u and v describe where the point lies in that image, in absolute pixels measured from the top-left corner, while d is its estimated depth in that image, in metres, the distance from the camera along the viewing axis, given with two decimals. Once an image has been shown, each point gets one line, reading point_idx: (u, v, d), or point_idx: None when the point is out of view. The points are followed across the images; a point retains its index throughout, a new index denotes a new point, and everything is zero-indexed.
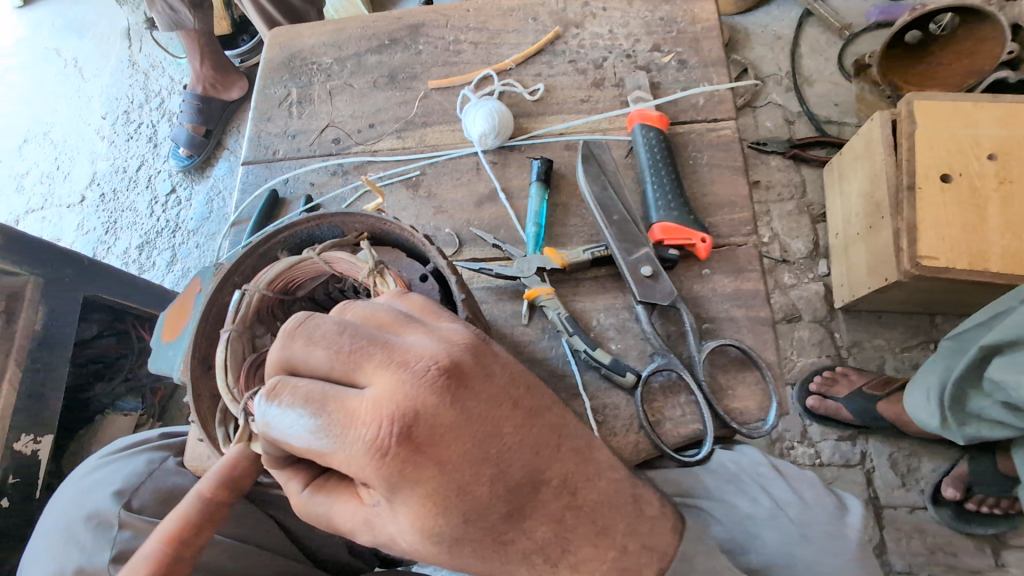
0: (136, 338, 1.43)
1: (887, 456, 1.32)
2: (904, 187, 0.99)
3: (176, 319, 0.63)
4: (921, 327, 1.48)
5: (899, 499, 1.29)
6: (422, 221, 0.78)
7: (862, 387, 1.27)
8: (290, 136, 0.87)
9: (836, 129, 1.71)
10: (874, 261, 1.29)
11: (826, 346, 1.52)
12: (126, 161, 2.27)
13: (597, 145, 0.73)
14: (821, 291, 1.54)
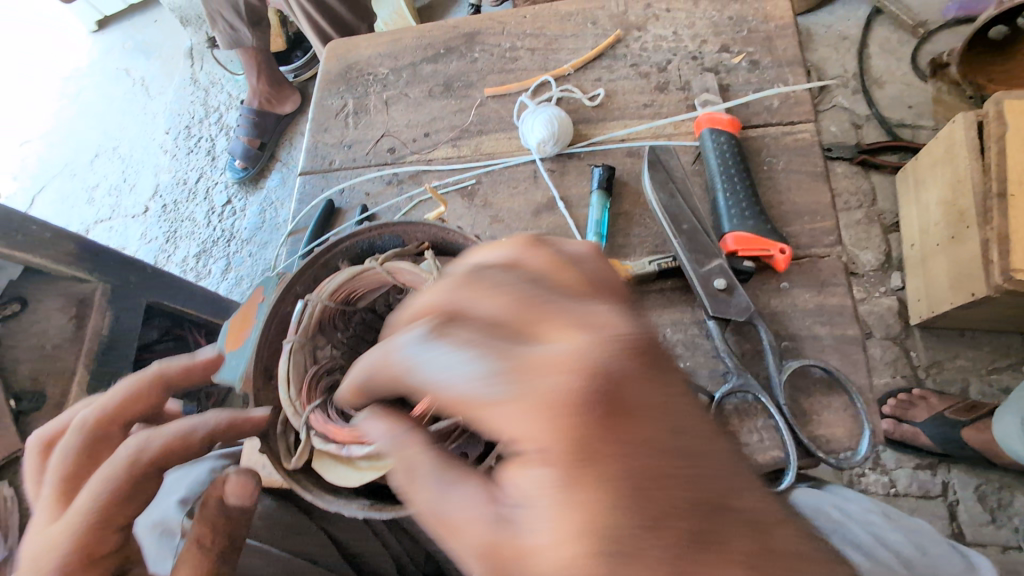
0: (194, 343, 1.48)
1: (973, 488, 1.20)
2: (995, 194, 1.04)
3: (235, 328, 0.59)
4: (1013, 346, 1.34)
5: (988, 536, 1.16)
6: (478, 231, 0.76)
7: (943, 411, 1.18)
8: (346, 146, 0.87)
9: (910, 132, 1.58)
10: (957, 275, 1.20)
11: (900, 366, 1.39)
12: (187, 174, 2.38)
13: (664, 150, 0.69)
14: (895, 306, 1.42)
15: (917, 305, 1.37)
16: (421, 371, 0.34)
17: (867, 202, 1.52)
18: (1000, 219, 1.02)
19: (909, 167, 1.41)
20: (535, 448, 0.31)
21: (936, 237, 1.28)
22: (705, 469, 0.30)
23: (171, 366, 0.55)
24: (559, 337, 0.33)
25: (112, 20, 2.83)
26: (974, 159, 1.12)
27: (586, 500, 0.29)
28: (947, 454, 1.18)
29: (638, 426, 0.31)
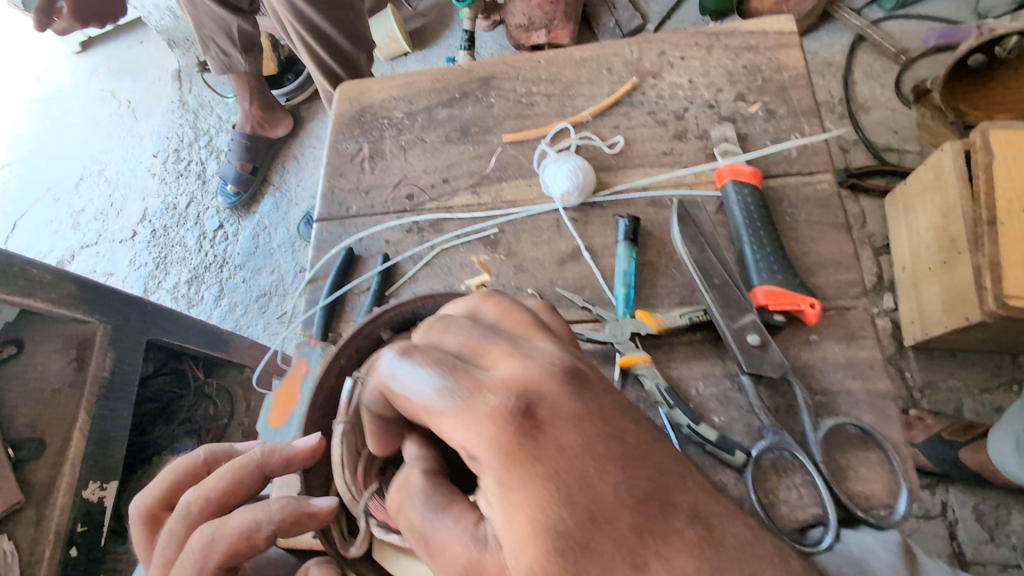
0: (192, 377, 1.44)
1: (971, 506, 1.21)
2: (985, 222, 1.07)
3: (282, 404, 0.68)
4: (1003, 366, 1.37)
5: (987, 555, 1.18)
6: (503, 280, 0.76)
7: (941, 432, 1.21)
8: (364, 192, 0.87)
9: (896, 156, 1.63)
10: (950, 298, 1.22)
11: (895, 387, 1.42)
12: (176, 198, 2.33)
13: (691, 204, 0.71)
14: (889, 327, 1.46)
15: (910, 325, 1.40)
16: (395, 388, 0.37)
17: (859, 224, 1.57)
18: (992, 245, 1.05)
19: (897, 192, 1.46)
20: (476, 457, 0.34)
21: (927, 261, 1.32)
22: (624, 491, 0.32)
23: (271, 456, 0.47)
24: (503, 366, 0.36)
25: (96, 41, 2.78)
26: (965, 186, 1.16)
27: (525, 504, 0.32)
28: (945, 473, 1.20)
29: (550, 441, 0.33)
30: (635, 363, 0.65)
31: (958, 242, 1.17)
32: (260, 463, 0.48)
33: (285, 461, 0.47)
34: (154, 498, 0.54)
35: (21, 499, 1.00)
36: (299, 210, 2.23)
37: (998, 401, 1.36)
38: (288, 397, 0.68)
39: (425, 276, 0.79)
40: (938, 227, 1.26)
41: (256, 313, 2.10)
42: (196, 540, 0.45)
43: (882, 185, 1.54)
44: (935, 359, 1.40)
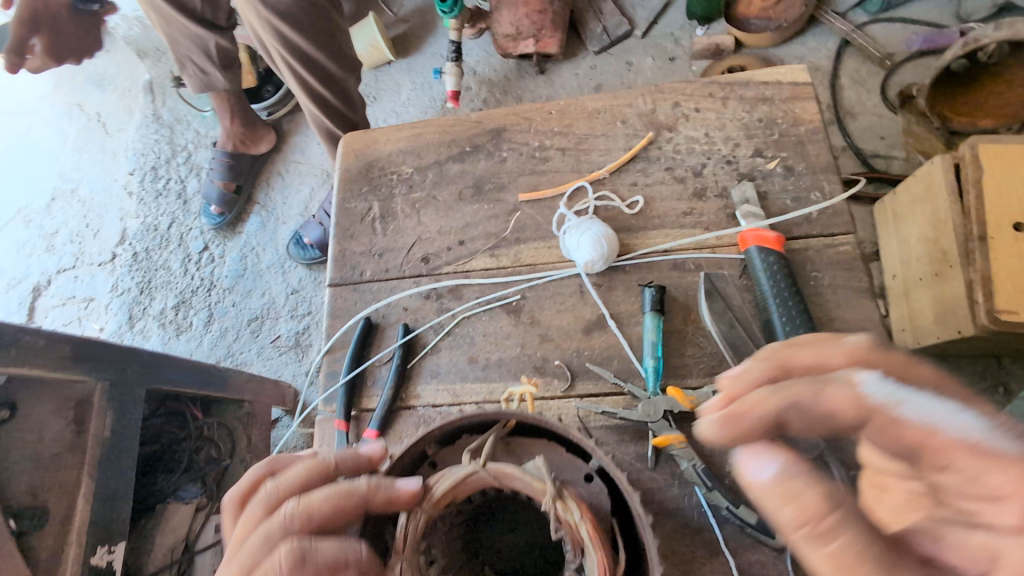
0: (191, 418, 1.38)
1: None
2: (976, 238, 1.09)
3: None
4: (988, 370, 1.40)
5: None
6: (528, 351, 0.75)
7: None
8: (377, 255, 0.85)
9: (883, 163, 1.58)
10: (941, 309, 1.22)
11: None
12: (156, 220, 2.15)
13: (718, 277, 0.73)
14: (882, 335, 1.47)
15: (902, 332, 1.40)
16: (909, 406, 0.38)
17: None
18: (983, 260, 1.08)
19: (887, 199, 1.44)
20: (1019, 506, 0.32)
21: (917, 272, 1.32)
22: None
23: (378, 492, 0.46)
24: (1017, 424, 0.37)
25: None
26: (954, 202, 1.14)
27: None
28: None
29: None
30: (670, 444, 0.65)
31: (950, 256, 1.16)
32: (367, 500, 0.46)
33: (388, 500, 0.46)
34: (245, 484, 0.52)
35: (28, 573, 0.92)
36: (287, 228, 2.07)
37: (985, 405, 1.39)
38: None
39: (447, 347, 0.77)
40: (929, 239, 1.25)
41: (248, 338, 1.95)
42: (277, 559, 0.42)
43: (870, 194, 1.53)
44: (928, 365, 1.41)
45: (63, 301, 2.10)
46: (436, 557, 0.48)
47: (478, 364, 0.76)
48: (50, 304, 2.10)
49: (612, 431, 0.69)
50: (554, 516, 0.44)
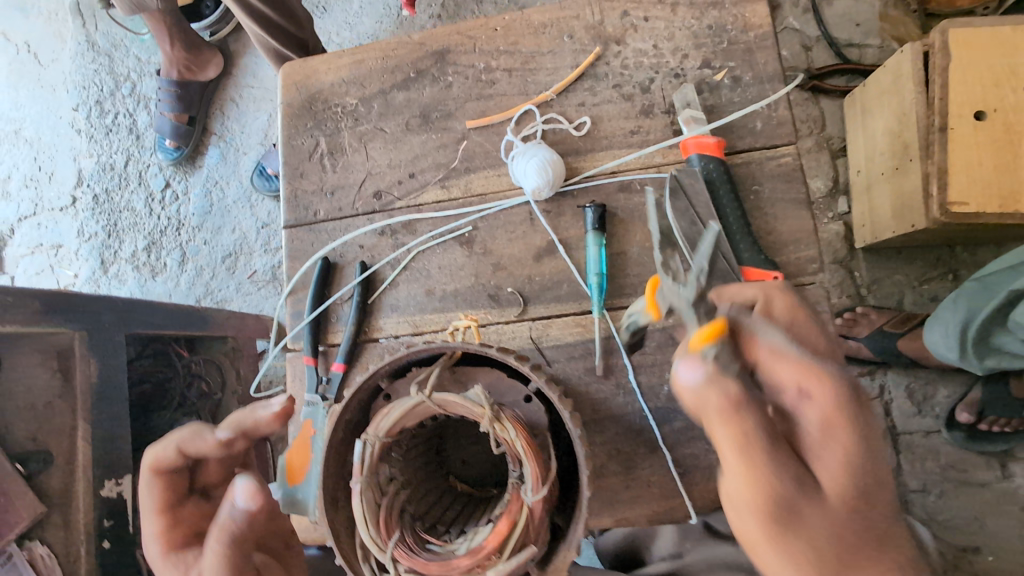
0: (176, 356, 1.41)
1: (904, 386, 1.36)
2: (936, 128, 1.08)
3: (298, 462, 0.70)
4: (941, 258, 1.42)
5: (914, 425, 1.34)
6: (482, 280, 0.78)
7: (882, 325, 1.30)
8: (329, 193, 0.84)
9: (857, 54, 1.50)
10: (899, 205, 1.24)
11: (845, 287, 1.46)
12: (112, 158, 1.96)
13: (687, 172, 0.72)
14: (841, 232, 1.47)
15: (862, 230, 1.42)
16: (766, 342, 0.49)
17: (817, 129, 1.51)
18: (940, 153, 1.07)
19: (857, 93, 1.38)
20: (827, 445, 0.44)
21: (880, 166, 1.31)
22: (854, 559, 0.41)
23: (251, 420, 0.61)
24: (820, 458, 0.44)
25: None
26: (920, 94, 1.12)
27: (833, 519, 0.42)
28: (884, 362, 1.33)
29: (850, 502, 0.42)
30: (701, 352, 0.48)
31: (911, 150, 1.17)
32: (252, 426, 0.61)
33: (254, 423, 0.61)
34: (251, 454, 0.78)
35: (45, 507, 1.04)
36: (250, 159, 1.91)
37: (935, 290, 1.42)
38: (305, 457, 0.70)
39: (405, 281, 0.80)
40: (893, 132, 1.25)
41: (225, 275, 1.88)
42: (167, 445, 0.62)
43: (842, 86, 1.45)
44: (883, 258, 1.44)
45: (31, 249, 1.98)
46: (394, 475, 0.53)
47: (436, 296, 0.78)
48: (19, 253, 1.99)
49: (562, 350, 0.74)
50: (493, 434, 0.49)
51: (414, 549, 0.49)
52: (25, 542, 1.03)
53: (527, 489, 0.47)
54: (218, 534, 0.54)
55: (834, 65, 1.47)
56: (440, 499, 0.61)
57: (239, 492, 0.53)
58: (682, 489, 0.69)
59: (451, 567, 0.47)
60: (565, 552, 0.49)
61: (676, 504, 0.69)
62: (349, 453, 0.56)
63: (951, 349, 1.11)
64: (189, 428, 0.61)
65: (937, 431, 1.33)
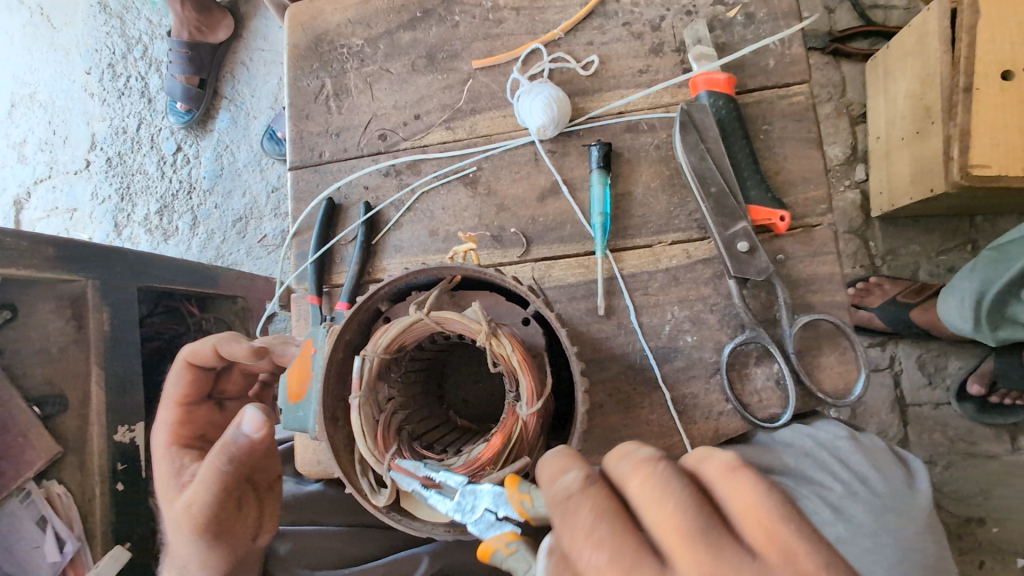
0: (188, 314, 1.43)
1: (916, 356, 1.33)
2: (960, 89, 1.04)
3: (298, 377, 0.60)
4: (961, 227, 1.39)
5: (924, 396, 1.32)
6: (485, 221, 0.77)
7: (896, 295, 1.28)
8: (334, 135, 0.84)
9: (882, 14, 1.45)
10: (919, 168, 1.21)
11: (859, 256, 1.43)
12: (124, 121, 1.97)
13: (697, 108, 0.70)
14: (857, 200, 1.43)
15: (879, 197, 1.38)
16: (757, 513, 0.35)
17: (836, 95, 1.45)
18: (964, 113, 1.04)
19: (880, 55, 1.34)
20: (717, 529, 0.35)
21: (900, 129, 1.27)
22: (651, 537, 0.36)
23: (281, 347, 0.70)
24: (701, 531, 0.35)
25: None
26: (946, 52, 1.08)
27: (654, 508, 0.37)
28: (895, 332, 1.31)
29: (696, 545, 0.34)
30: (522, 511, 0.44)
31: (933, 112, 1.14)
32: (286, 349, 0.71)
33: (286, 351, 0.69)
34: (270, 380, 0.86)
35: (61, 449, 1.07)
36: (260, 123, 1.91)
37: (952, 261, 1.39)
38: (303, 372, 0.59)
39: (409, 223, 0.79)
40: (915, 93, 1.21)
41: (235, 239, 1.89)
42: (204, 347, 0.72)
43: (864, 48, 1.40)
44: (898, 224, 1.41)
45: (47, 212, 2.01)
46: (393, 395, 0.54)
47: (439, 237, 0.78)
48: (34, 216, 2.02)
49: (564, 291, 0.74)
50: (489, 351, 0.50)
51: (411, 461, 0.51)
52: (44, 481, 1.06)
53: (522, 404, 0.49)
54: (220, 450, 0.62)
55: (856, 25, 1.42)
56: (438, 426, 0.63)
57: (247, 420, 0.62)
58: (681, 428, 0.69)
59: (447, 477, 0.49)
60: None
61: (675, 443, 0.69)
62: (349, 374, 0.57)
63: (965, 322, 1.09)
64: (227, 335, 0.70)
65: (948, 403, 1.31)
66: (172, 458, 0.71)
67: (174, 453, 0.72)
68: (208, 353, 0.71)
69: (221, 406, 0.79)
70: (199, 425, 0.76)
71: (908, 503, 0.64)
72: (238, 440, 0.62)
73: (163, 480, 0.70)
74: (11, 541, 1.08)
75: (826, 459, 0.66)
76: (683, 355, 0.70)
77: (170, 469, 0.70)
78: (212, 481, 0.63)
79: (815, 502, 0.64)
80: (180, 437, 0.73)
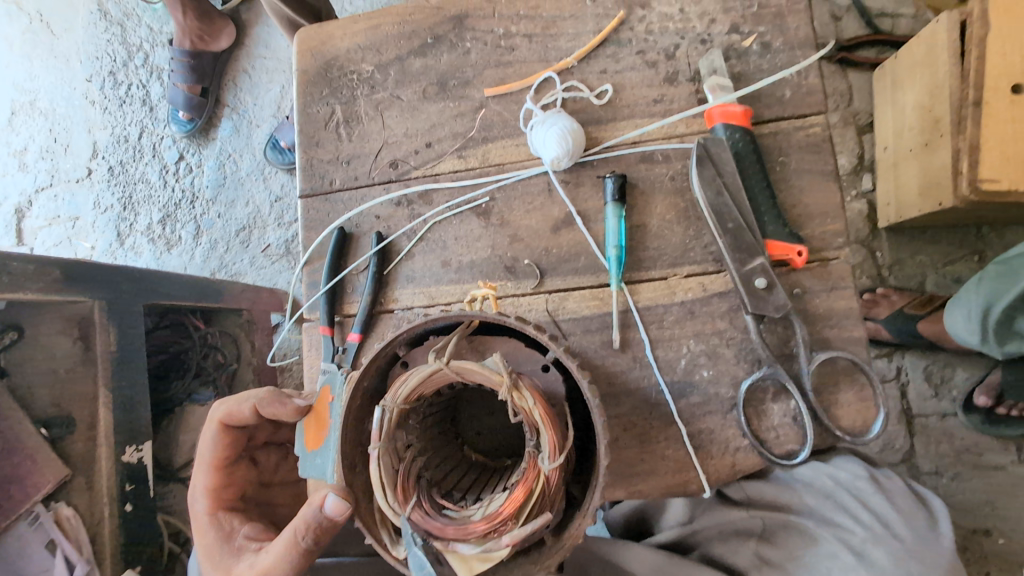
0: (192, 328, 1.41)
1: (922, 368, 1.33)
2: (970, 103, 1.03)
3: (316, 426, 0.61)
4: (967, 239, 1.38)
5: (931, 408, 1.32)
6: (498, 252, 0.77)
7: (903, 308, 1.27)
8: (344, 162, 0.83)
9: (890, 23, 1.44)
10: (927, 182, 1.20)
11: (866, 266, 1.42)
12: (125, 130, 1.96)
13: (714, 141, 0.69)
14: (865, 211, 1.42)
15: (886, 208, 1.37)
16: None
17: (842, 104, 1.44)
18: (974, 127, 1.02)
19: (889, 65, 1.33)
20: None
21: (908, 143, 1.27)
22: None
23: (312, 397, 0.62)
24: None
25: None
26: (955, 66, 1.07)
27: None
28: (901, 343, 1.30)
29: None
30: None
31: (942, 125, 1.12)
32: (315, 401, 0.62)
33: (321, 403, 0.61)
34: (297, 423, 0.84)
35: (69, 470, 1.07)
36: (263, 132, 1.89)
37: (958, 272, 1.38)
38: (321, 422, 0.60)
39: (421, 253, 0.79)
40: (924, 106, 1.20)
41: (238, 248, 1.87)
42: (243, 409, 0.68)
43: (872, 59, 1.38)
44: (905, 235, 1.40)
45: (49, 221, 1.99)
46: (411, 443, 0.54)
47: (452, 267, 0.78)
48: (36, 225, 2.01)
49: (578, 324, 0.73)
50: (511, 402, 0.49)
51: (431, 513, 0.50)
52: (51, 502, 1.07)
53: (544, 457, 0.48)
54: (306, 527, 0.58)
55: (864, 35, 1.41)
56: (456, 469, 0.62)
57: (328, 503, 0.54)
58: (697, 463, 0.68)
59: (468, 531, 0.48)
60: (581, 520, 0.51)
61: (691, 478, 0.68)
62: (367, 418, 0.57)
63: (972, 334, 1.08)
64: (267, 396, 0.62)
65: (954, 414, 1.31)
66: (218, 523, 0.70)
67: (220, 518, 0.71)
68: (248, 413, 0.68)
69: (255, 462, 0.78)
70: (238, 486, 0.74)
71: (931, 546, 0.67)
72: (319, 519, 0.57)
73: (211, 547, 0.69)
74: (24, 563, 1.08)
75: (846, 500, 0.70)
76: (699, 390, 0.70)
77: (219, 535, 0.69)
78: (292, 558, 0.60)
79: (835, 544, 0.67)
80: (221, 500, 0.72)
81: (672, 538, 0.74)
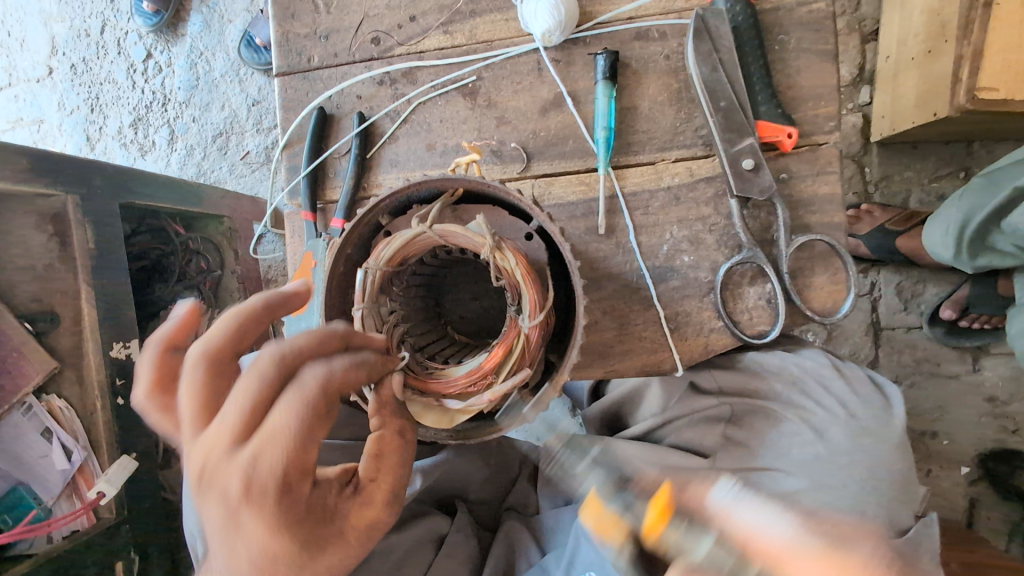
0: (173, 233, 1.33)
1: (895, 283, 1.34)
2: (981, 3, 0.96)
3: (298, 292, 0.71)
4: (957, 154, 1.35)
5: (898, 321, 1.33)
6: (484, 135, 0.74)
7: (884, 223, 1.27)
8: (323, 37, 0.78)
9: None
10: (924, 89, 1.16)
11: (854, 182, 1.40)
12: (86, 22, 1.81)
13: (714, 14, 0.66)
14: (859, 123, 1.38)
15: (880, 121, 1.34)
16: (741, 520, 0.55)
17: (850, 7, 1.36)
18: (979, 31, 0.97)
19: None
20: None
21: (911, 49, 1.21)
22: None
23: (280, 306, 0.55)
24: None
25: None
26: None
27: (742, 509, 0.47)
28: (878, 259, 1.31)
29: None
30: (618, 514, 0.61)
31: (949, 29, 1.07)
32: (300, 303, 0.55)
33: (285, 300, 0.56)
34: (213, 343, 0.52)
35: (59, 364, 1.05)
36: (235, 28, 1.74)
37: (943, 188, 1.36)
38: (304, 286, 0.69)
39: (405, 136, 0.76)
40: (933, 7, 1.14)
41: (217, 155, 1.76)
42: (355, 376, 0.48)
43: None
44: (896, 148, 1.37)
45: (12, 123, 1.89)
46: (396, 309, 0.55)
47: (437, 151, 0.75)
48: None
49: (563, 209, 0.72)
50: (492, 264, 0.50)
51: (412, 369, 0.54)
52: (42, 395, 1.03)
53: (524, 316, 0.50)
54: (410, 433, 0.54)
55: None
56: (440, 339, 0.64)
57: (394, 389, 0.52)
58: (671, 344, 0.70)
59: (450, 385, 0.52)
60: (556, 378, 0.53)
61: (664, 358, 0.71)
62: (350, 288, 0.57)
63: (947, 249, 1.09)
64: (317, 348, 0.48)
65: (919, 327, 1.33)
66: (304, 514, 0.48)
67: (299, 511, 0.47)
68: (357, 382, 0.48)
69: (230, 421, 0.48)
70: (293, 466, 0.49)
71: (882, 424, 0.73)
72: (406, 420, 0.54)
73: (309, 541, 0.48)
74: (21, 450, 1.03)
75: (810, 386, 0.76)
76: (679, 275, 0.71)
77: (315, 525, 0.48)
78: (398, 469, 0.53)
79: (798, 425, 0.73)
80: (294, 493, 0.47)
81: (647, 427, 0.76)
